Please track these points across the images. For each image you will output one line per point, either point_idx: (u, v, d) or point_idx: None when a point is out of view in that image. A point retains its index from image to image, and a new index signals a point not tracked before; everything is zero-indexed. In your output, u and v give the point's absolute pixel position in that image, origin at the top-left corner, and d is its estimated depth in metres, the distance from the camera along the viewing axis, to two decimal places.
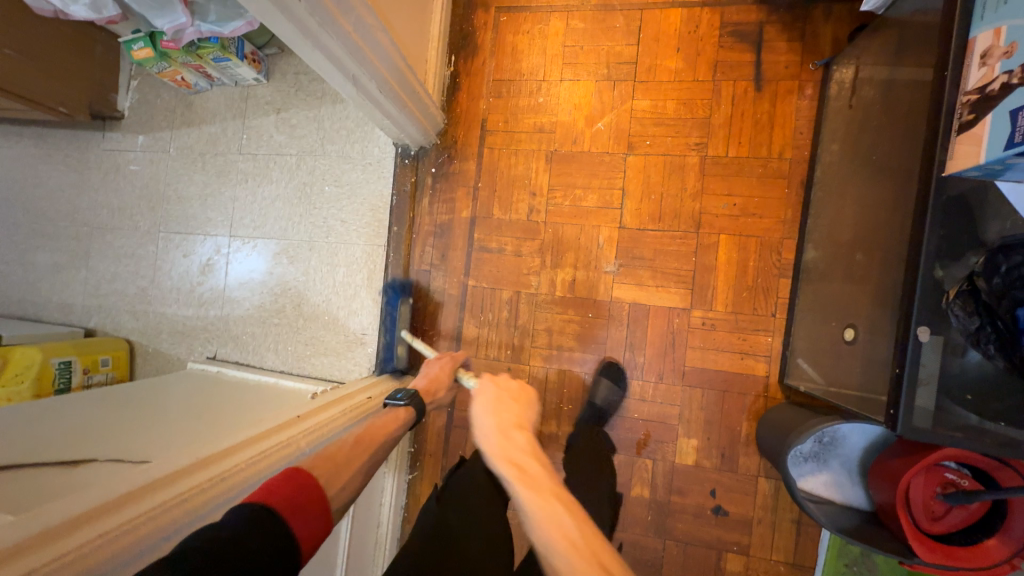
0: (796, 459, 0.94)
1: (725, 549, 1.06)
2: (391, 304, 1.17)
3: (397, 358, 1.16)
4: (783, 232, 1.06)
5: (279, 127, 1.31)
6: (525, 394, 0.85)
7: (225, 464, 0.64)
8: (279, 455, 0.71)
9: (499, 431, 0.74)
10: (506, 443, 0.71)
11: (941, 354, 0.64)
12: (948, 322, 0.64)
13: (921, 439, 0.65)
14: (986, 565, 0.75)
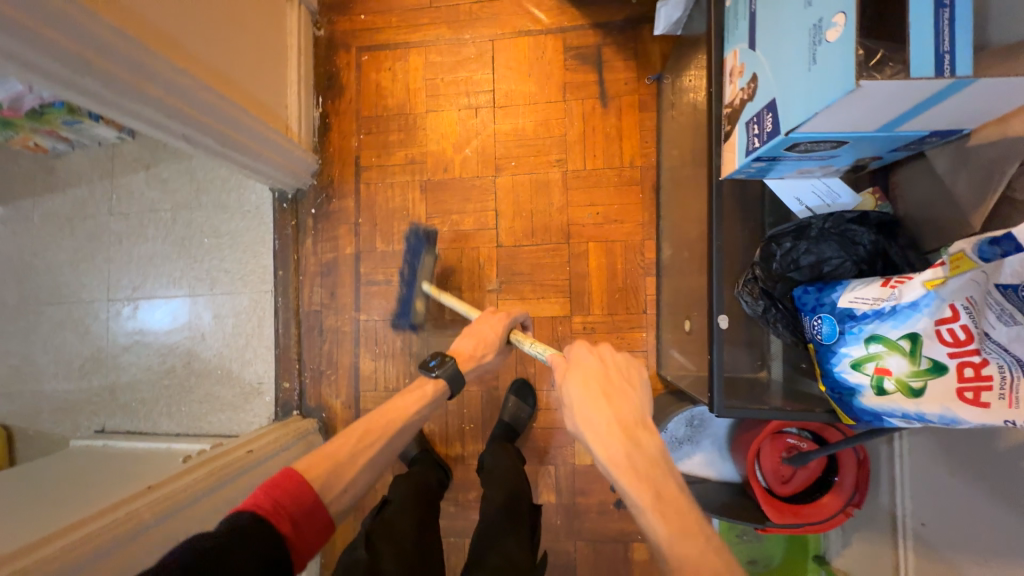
0: (673, 444, 1.00)
1: (631, 540, 1.10)
2: (414, 253, 1.08)
3: (414, 313, 1.10)
4: (644, 233, 1.14)
5: (150, 183, 1.28)
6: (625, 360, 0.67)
7: (46, 551, 0.64)
8: (118, 531, 0.70)
9: (607, 419, 0.58)
10: (614, 437, 0.56)
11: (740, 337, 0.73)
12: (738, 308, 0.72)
13: (736, 416, 0.71)
14: (825, 518, 0.83)
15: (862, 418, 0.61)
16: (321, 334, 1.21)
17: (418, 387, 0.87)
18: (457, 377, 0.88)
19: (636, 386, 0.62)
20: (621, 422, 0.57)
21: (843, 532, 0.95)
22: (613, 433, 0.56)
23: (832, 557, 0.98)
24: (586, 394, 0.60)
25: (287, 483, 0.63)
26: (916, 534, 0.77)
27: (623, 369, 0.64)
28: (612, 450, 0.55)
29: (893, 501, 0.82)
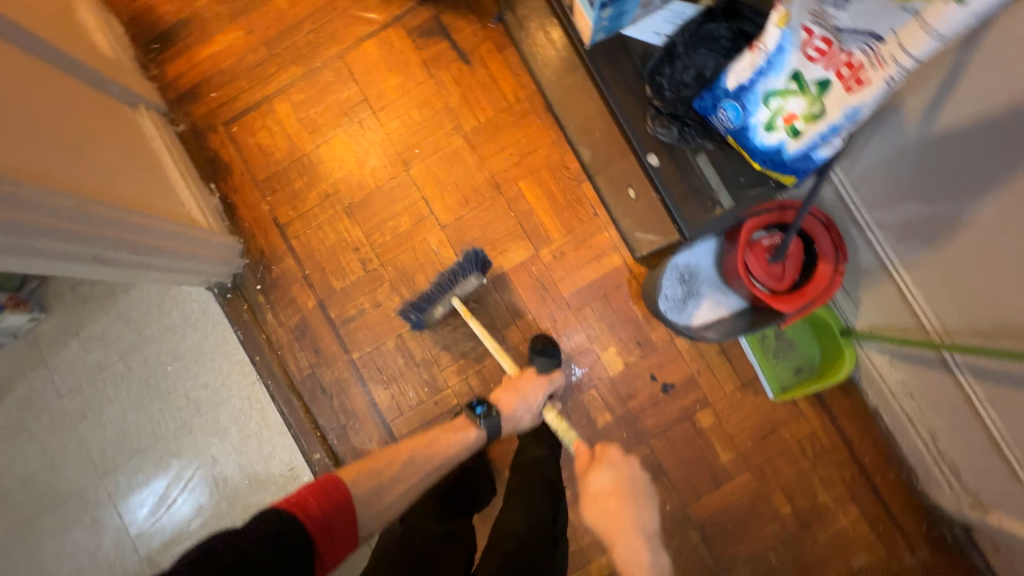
0: (680, 306, 1.06)
1: (693, 412, 1.15)
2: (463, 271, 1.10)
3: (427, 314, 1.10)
4: (560, 150, 1.20)
5: (87, 347, 1.21)
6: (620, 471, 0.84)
7: None
8: None
9: (607, 520, 0.79)
10: (614, 537, 0.77)
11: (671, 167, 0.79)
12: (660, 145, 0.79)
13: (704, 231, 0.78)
14: (827, 285, 0.90)
15: (798, 171, 0.71)
16: (326, 392, 1.18)
17: (461, 427, 0.99)
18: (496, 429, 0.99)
19: (647, 499, 0.83)
20: (630, 525, 0.77)
21: (851, 297, 1.02)
22: (625, 535, 0.76)
23: (855, 323, 1.04)
24: (603, 489, 0.82)
25: (329, 489, 0.72)
26: (898, 250, 0.85)
27: (627, 471, 0.85)
28: (625, 548, 0.74)
29: (869, 239, 0.89)
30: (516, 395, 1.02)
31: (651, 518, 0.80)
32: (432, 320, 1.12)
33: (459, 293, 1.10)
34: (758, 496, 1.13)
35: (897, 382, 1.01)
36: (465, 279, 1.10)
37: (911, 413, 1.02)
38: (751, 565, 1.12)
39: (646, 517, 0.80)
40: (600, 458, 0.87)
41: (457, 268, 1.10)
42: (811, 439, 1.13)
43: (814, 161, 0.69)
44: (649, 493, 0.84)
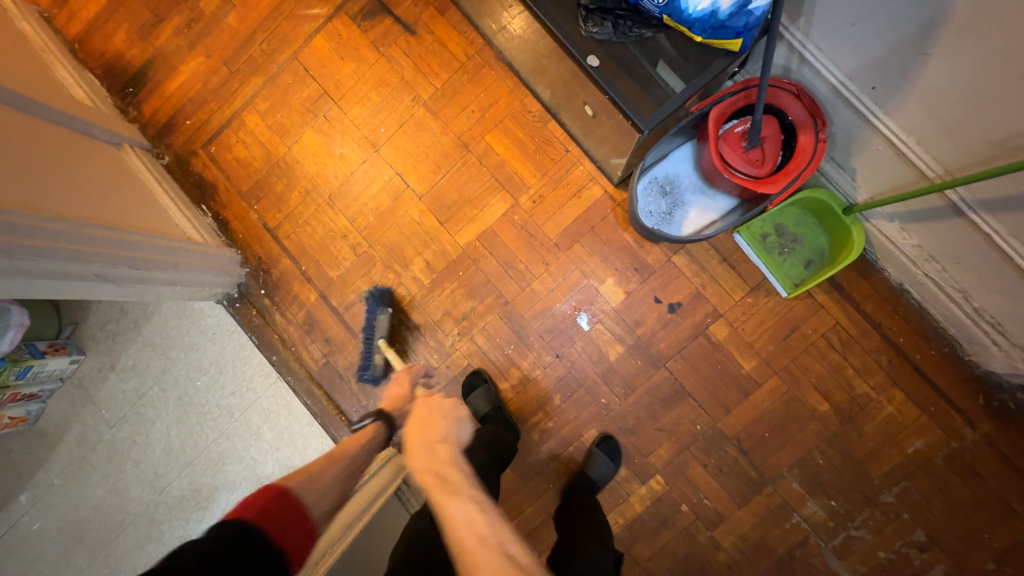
0: (668, 219, 1.03)
1: (706, 327, 1.11)
2: (371, 312, 1.16)
3: (374, 365, 1.14)
4: (518, 97, 1.19)
5: (125, 377, 1.31)
6: (429, 407, 0.78)
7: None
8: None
9: (405, 446, 0.71)
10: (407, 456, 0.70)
11: (615, 68, 0.81)
12: (596, 43, 0.81)
13: (658, 120, 0.79)
14: (810, 155, 0.86)
15: (740, 28, 0.73)
16: (342, 376, 1.23)
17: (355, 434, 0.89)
18: (394, 424, 0.94)
19: (454, 415, 0.78)
20: (417, 442, 0.71)
21: (845, 167, 0.94)
22: (411, 451, 0.70)
23: (857, 197, 0.96)
24: (409, 423, 0.75)
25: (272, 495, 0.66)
26: (877, 100, 0.79)
27: (451, 409, 0.79)
28: (413, 463, 0.68)
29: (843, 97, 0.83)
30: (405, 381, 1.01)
31: (455, 433, 0.75)
32: (379, 370, 1.15)
33: (378, 332, 1.16)
34: (791, 398, 1.08)
35: (914, 248, 0.94)
36: (376, 318, 1.16)
37: (937, 278, 0.95)
38: (798, 470, 1.08)
39: (452, 430, 0.74)
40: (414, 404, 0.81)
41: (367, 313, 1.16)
42: (837, 332, 1.07)
43: (754, 14, 0.71)
44: (462, 416, 0.79)
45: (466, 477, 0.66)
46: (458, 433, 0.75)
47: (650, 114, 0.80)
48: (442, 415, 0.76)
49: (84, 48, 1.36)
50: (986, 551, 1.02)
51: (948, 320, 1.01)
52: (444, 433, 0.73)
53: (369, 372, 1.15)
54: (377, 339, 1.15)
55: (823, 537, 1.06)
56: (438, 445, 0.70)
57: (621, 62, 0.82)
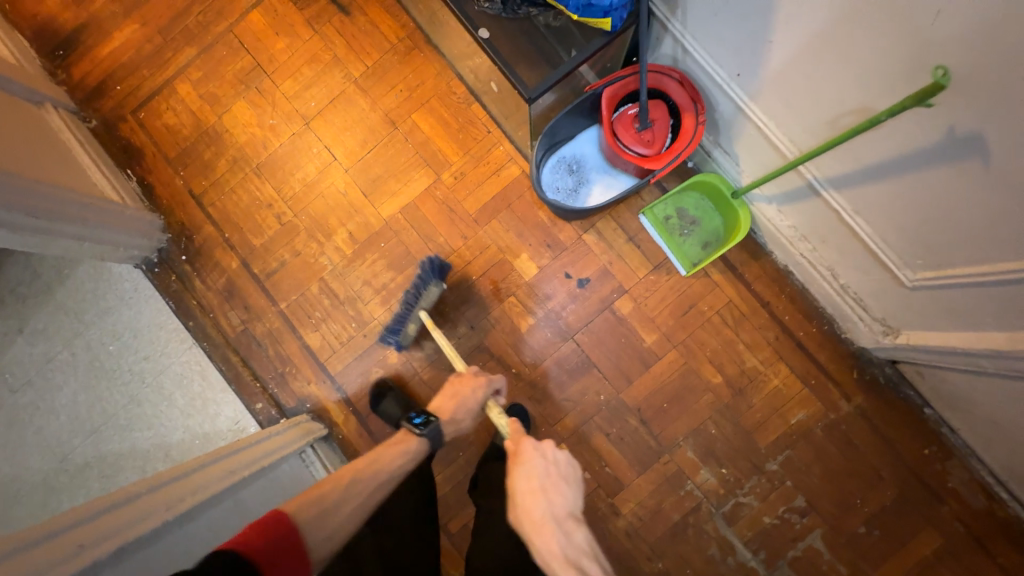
0: (573, 194, 1.10)
1: (613, 302, 1.17)
2: (425, 281, 1.11)
3: (405, 332, 1.13)
4: (445, 78, 1.25)
5: (32, 341, 1.26)
6: (540, 476, 0.75)
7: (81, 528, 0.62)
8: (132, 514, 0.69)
9: (526, 521, 0.71)
10: (530, 534, 0.70)
11: (505, 40, 0.91)
12: (488, 17, 0.91)
13: (542, 88, 0.87)
14: (690, 136, 0.94)
15: (606, 8, 0.83)
16: (260, 343, 1.24)
17: (401, 440, 0.89)
18: (438, 437, 0.92)
19: (569, 481, 0.76)
20: (549, 518, 0.70)
21: (730, 153, 1.03)
22: (541, 527, 0.69)
23: (742, 181, 1.06)
24: (526, 492, 0.73)
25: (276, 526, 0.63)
26: (742, 86, 0.88)
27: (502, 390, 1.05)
28: (542, 546, 0.68)
29: (717, 83, 0.92)
30: (464, 393, 0.96)
31: (574, 502, 0.75)
32: (408, 338, 1.14)
33: (423, 304, 1.11)
34: (687, 370, 1.15)
35: (790, 229, 1.03)
36: (427, 288, 1.11)
37: (810, 258, 1.03)
38: (692, 439, 1.13)
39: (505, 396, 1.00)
40: (516, 455, 0.78)
41: (418, 280, 1.11)
42: (730, 309, 1.15)
43: None
44: (575, 479, 0.78)
45: (604, 570, 0.66)
46: (576, 504, 0.75)
47: (535, 82, 0.89)
48: (560, 481, 0.75)
49: (14, 8, 1.35)
50: (858, 515, 1.09)
51: (825, 298, 1.10)
52: (565, 513, 0.72)
53: (397, 336, 1.14)
54: (421, 308, 1.11)
55: (714, 504, 1.12)
56: (568, 531, 0.69)
57: (514, 32, 0.93)
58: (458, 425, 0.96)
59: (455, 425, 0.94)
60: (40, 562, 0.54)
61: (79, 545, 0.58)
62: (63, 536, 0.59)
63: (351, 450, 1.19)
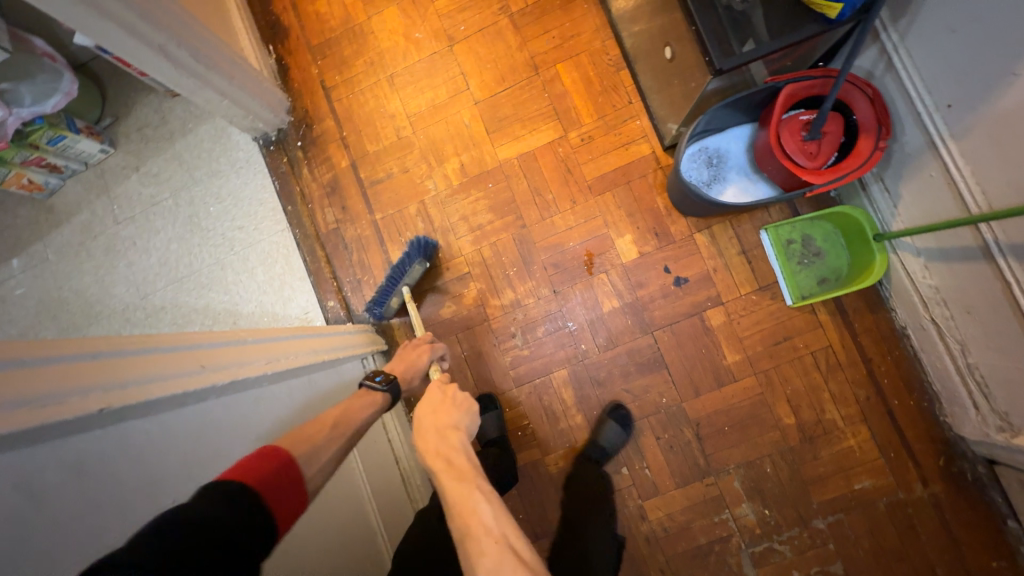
0: (705, 188, 1.04)
1: (703, 309, 1.12)
2: (409, 259, 1.13)
3: (388, 306, 1.15)
4: (602, 37, 1.20)
5: (144, 182, 1.32)
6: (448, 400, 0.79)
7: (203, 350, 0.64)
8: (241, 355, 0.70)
9: (428, 430, 0.73)
10: (424, 438, 0.72)
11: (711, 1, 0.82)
12: None
13: (734, 64, 0.79)
14: (863, 160, 0.87)
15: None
16: (346, 246, 1.26)
17: (364, 395, 0.82)
18: (397, 395, 0.86)
19: (463, 407, 0.79)
20: (436, 425, 0.74)
21: (891, 192, 0.96)
22: (425, 432, 0.73)
23: (892, 227, 0.98)
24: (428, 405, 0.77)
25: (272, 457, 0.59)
26: (947, 121, 0.80)
27: (461, 400, 0.80)
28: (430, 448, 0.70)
29: (916, 112, 0.83)
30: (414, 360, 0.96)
31: (466, 424, 0.77)
32: (390, 312, 1.17)
33: (407, 281, 1.13)
34: (760, 402, 1.09)
35: (930, 289, 0.95)
36: (410, 265, 1.13)
37: (941, 325, 0.95)
38: (743, 470, 1.09)
39: (463, 422, 0.76)
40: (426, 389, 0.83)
41: (403, 257, 1.12)
42: (826, 354, 1.08)
43: None
44: (473, 407, 0.80)
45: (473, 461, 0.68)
46: (468, 425, 0.76)
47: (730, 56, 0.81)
48: (471, 414, 0.78)
49: None
50: None
51: (937, 373, 1.02)
52: (462, 427, 0.74)
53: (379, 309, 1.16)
54: (403, 285, 1.13)
55: (746, 541, 1.07)
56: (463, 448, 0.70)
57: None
58: (409, 388, 0.94)
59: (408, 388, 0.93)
60: (170, 368, 0.56)
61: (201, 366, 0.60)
62: (188, 352, 0.61)
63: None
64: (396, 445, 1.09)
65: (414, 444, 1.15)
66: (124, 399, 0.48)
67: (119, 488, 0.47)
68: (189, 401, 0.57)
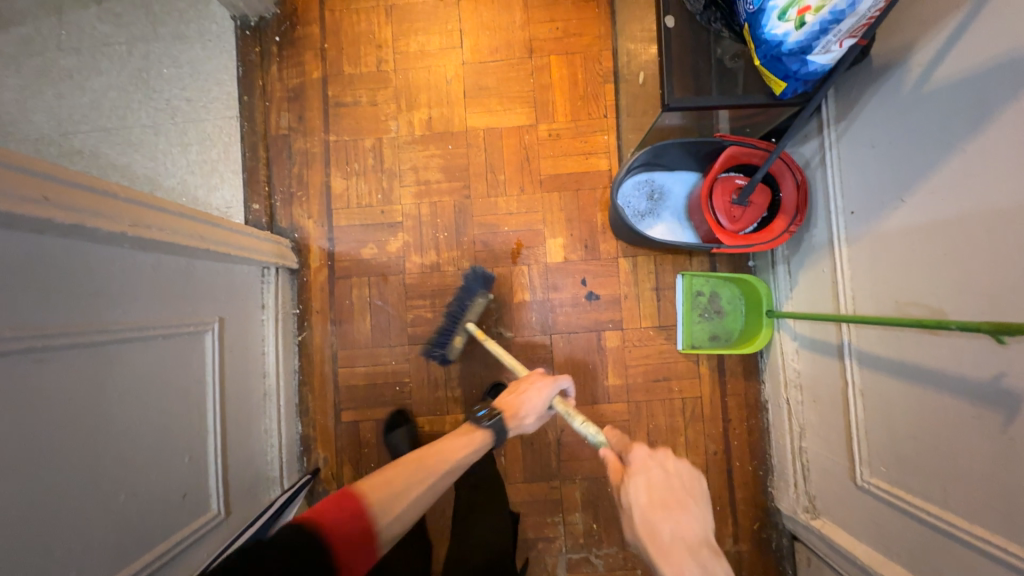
0: (638, 218, 1.08)
1: (603, 329, 1.17)
2: (469, 292, 1.08)
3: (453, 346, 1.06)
4: (601, 45, 1.21)
5: (103, 18, 1.22)
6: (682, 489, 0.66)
7: (61, 186, 0.61)
8: (113, 207, 0.67)
9: (650, 535, 0.62)
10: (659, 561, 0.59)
11: (683, 41, 0.85)
12: (680, 11, 0.85)
13: (682, 104, 0.82)
14: (771, 238, 0.93)
15: (789, 73, 0.75)
16: (291, 156, 1.23)
17: (465, 433, 0.83)
18: (502, 431, 0.85)
19: (695, 497, 0.66)
20: (677, 545, 0.60)
21: (791, 276, 1.03)
22: (669, 554, 0.59)
23: (783, 307, 1.06)
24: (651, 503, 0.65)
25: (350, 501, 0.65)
26: (848, 225, 0.86)
27: (689, 486, 0.67)
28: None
29: (829, 210, 0.90)
30: (529, 392, 0.88)
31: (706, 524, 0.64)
32: (456, 352, 1.08)
33: (471, 314, 1.07)
34: (623, 428, 1.15)
35: (794, 372, 1.03)
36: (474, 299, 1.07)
37: (792, 407, 1.04)
38: (588, 483, 1.15)
39: (698, 529, 0.62)
40: (625, 464, 0.70)
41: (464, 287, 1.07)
42: (694, 404, 1.15)
43: (807, 65, 0.74)
44: (703, 494, 0.67)
45: None
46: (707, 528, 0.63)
47: (682, 96, 0.83)
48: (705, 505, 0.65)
49: None
50: None
51: (777, 449, 1.11)
52: (708, 537, 0.62)
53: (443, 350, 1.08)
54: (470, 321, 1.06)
55: (567, 547, 1.13)
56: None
57: (694, 41, 0.86)
58: (522, 426, 0.87)
59: (519, 426, 0.86)
60: (4, 185, 0.53)
61: (45, 198, 0.58)
62: (38, 179, 0.58)
63: (304, 296, 1.19)
64: (268, 360, 1.09)
65: (291, 366, 1.16)
66: None
67: None
68: (17, 224, 0.55)
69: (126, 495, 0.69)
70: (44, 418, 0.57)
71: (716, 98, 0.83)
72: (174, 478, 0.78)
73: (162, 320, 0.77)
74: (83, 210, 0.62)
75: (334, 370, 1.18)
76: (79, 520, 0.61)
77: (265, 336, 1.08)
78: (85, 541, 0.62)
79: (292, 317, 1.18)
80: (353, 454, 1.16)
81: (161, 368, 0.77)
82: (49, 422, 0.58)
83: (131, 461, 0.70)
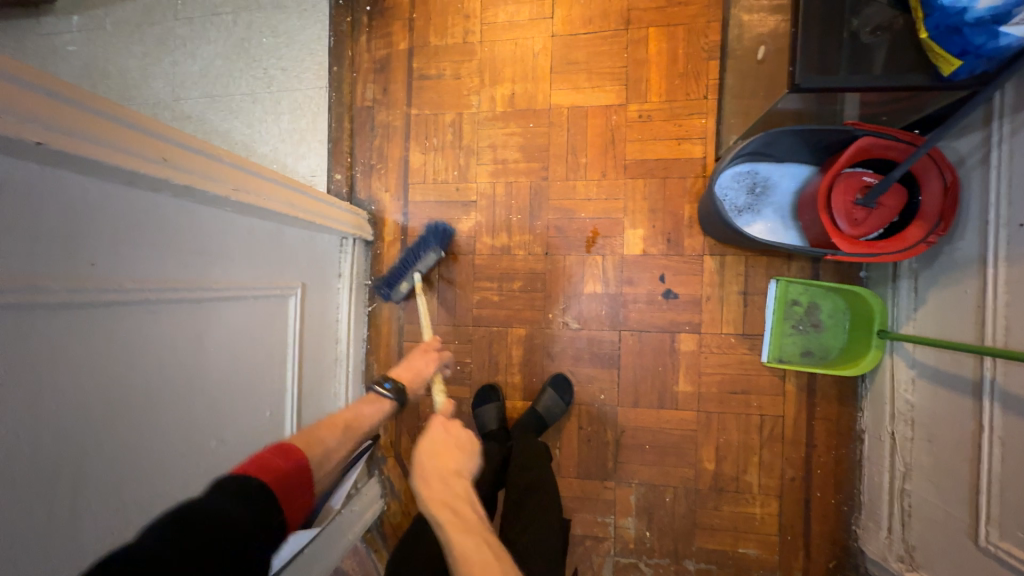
0: (734, 214, 0.97)
1: (678, 330, 1.09)
2: (426, 243, 1.12)
3: (396, 288, 1.11)
4: (708, 17, 1.09)
5: None
6: (461, 441, 0.73)
7: (176, 146, 0.64)
8: (217, 170, 0.70)
9: (436, 461, 0.69)
10: (442, 480, 0.66)
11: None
12: None
13: (815, 85, 0.69)
14: (903, 247, 0.80)
15: (970, 48, 0.63)
16: (373, 128, 1.24)
17: (378, 410, 0.82)
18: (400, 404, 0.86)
19: (467, 451, 0.72)
20: (437, 475, 0.67)
21: (917, 295, 0.89)
22: (451, 483, 0.66)
23: (901, 328, 0.92)
24: (440, 443, 0.72)
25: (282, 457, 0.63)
26: (1011, 241, 0.71)
27: (465, 441, 0.74)
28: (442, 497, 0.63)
29: (985, 220, 0.75)
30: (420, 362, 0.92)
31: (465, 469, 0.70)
32: (399, 295, 1.13)
33: (420, 266, 1.10)
34: (690, 437, 1.08)
35: (905, 404, 0.90)
36: (426, 252, 1.11)
37: (898, 442, 0.91)
38: (644, 489, 1.09)
39: (461, 467, 0.69)
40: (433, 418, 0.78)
41: (421, 239, 1.12)
42: (774, 423, 1.04)
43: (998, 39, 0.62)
44: (474, 451, 0.74)
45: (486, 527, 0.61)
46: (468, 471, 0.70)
47: (819, 70, 0.69)
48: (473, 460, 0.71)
49: None
50: None
51: (870, 485, 0.99)
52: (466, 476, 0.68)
53: (389, 289, 1.13)
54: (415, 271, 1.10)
55: (616, 549, 1.10)
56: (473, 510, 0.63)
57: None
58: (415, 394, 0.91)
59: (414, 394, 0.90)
60: (128, 145, 0.56)
61: (163, 159, 0.60)
62: (157, 140, 0.61)
63: (377, 268, 1.22)
64: (342, 328, 1.13)
65: (361, 334, 1.20)
66: (65, 146, 0.48)
67: (38, 220, 0.48)
68: (137, 182, 0.58)
69: (216, 441, 0.74)
70: (149, 364, 0.62)
71: (859, 79, 0.69)
72: (256, 430, 0.83)
73: (253, 281, 0.81)
74: (193, 171, 0.65)
75: (400, 343, 1.20)
76: (171, 458, 0.66)
77: (340, 303, 1.12)
78: (180, 477, 0.68)
79: (364, 288, 1.21)
80: (412, 427, 1.19)
81: (250, 327, 0.81)
82: (153, 368, 0.62)
83: (220, 410, 0.75)
